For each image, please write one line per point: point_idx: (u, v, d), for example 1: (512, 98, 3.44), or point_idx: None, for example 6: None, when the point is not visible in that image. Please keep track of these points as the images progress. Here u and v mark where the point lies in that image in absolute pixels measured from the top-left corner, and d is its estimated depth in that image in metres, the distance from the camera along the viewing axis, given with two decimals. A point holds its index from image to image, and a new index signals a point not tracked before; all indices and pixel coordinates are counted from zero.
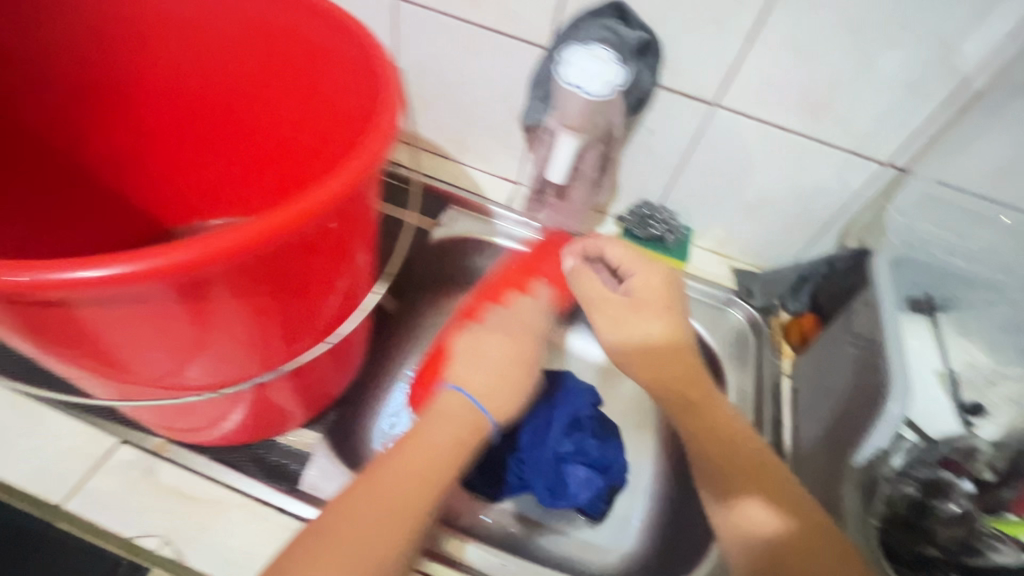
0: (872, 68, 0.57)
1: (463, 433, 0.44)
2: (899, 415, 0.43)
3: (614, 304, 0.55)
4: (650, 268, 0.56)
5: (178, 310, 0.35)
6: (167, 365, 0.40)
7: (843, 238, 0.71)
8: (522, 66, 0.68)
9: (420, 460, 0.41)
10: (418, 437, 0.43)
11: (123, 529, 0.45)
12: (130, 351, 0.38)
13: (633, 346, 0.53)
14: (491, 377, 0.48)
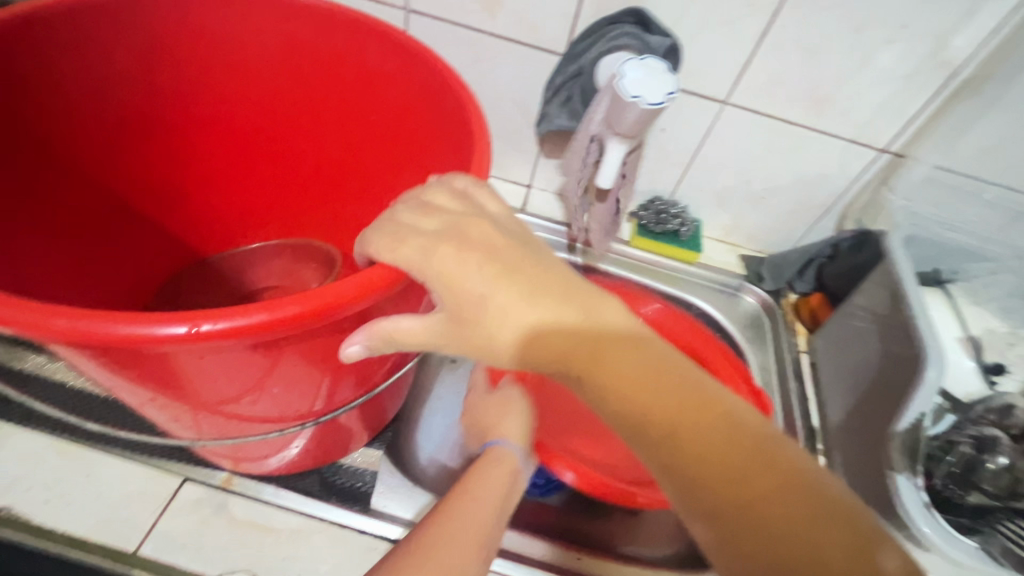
0: (872, 63, 0.61)
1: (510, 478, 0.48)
2: (939, 379, 0.47)
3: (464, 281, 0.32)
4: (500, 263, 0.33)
5: (269, 357, 0.33)
6: (247, 406, 0.38)
7: (842, 220, 0.76)
8: (537, 73, 0.70)
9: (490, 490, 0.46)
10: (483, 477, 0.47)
11: (206, 568, 0.44)
12: (214, 396, 0.36)
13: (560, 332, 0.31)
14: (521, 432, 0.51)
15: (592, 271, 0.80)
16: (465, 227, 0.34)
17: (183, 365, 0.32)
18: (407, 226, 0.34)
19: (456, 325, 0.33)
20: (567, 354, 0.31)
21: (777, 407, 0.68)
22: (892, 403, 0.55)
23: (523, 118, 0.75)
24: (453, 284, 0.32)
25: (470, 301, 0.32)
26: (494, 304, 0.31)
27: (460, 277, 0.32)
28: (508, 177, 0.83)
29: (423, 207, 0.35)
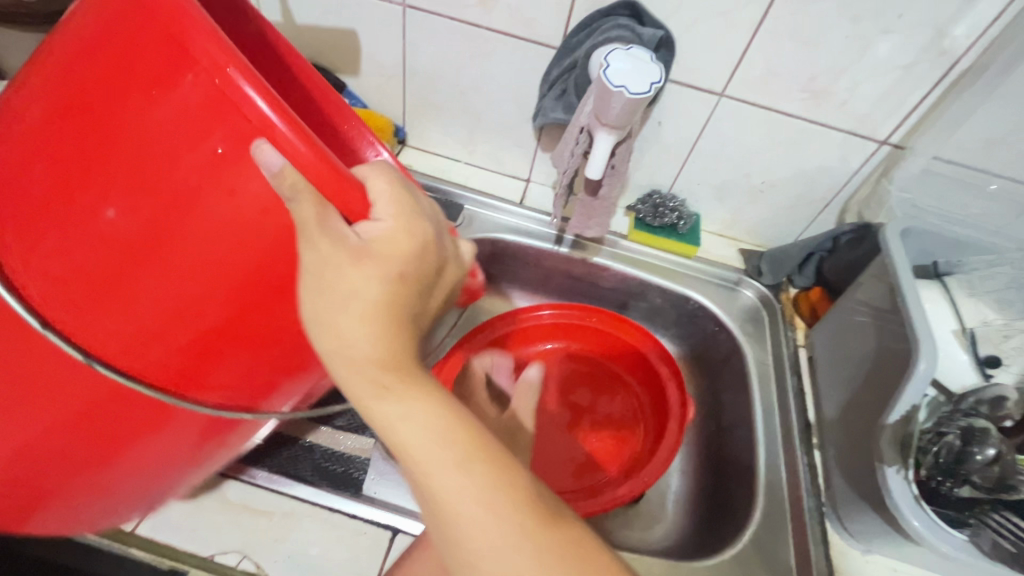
0: (870, 52, 0.61)
1: None
2: (929, 372, 0.48)
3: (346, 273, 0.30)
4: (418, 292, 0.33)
5: (220, 220, 0.30)
6: (127, 288, 0.32)
7: (843, 214, 0.76)
8: (533, 66, 0.70)
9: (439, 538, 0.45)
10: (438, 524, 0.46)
11: (200, 548, 0.45)
12: (99, 231, 0.31)
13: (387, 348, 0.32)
14: None
15: (589, 265, 0.81)
16: (409, 222, 0.31)
17: (160, 130, 0.29)
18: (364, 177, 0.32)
19: (316, 292, 0.31)
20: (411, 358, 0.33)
21: (772, 402, 0.68)
22: (885, 395, 0.54)
23: (521, 111, 0.76)
24: (380, 261, 0.30)
25: (353, 296, 0.30)
26: (349, 327, 0.31)
27: (388, 262, 0.30)
28: (507, 172, 0.84)
29: (388, 181, 0.32)
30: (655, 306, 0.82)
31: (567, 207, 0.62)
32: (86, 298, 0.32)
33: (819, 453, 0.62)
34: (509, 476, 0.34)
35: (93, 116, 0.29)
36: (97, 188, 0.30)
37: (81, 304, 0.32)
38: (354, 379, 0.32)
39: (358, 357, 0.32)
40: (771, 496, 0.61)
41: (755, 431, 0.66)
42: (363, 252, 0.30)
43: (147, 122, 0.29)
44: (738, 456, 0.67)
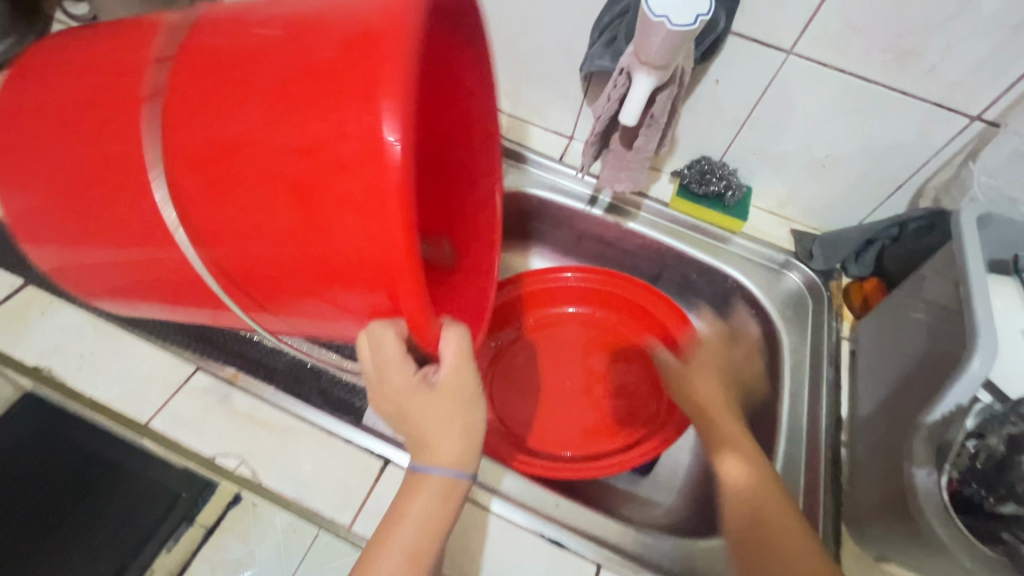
0: (972, 8, 0.53)
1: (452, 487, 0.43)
2: (983, 372, 0.42)
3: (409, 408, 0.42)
4: (445, 395, 0.42)
5: (304, 191, 0.34)
6: (220, 192, 0.36)
7: (916, 198, 0.68)
8: (585, 10, 0.66)
9: (427, 509, 0.43)
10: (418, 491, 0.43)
11: (204, 449, 0.48)
12: (231, 138, 0.35)
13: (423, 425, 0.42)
14: (456, 447, 0.43)
15: (624, 231, 0.77)
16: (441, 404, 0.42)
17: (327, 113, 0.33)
18: (387, 381, 0.41)
19: (392, 399, 0.42)
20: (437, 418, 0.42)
21: (803, 393, 0.63)
22: (928, 393, 0.49)
23: (568, 61, 0.72)
24: (432, 441, 0.42)
25: (437, 413, 0.42)
26: (444, 450, 0.42)
27: (449, 447, 0.42)
28: (549, 126, 0.81)
29: (386, 338, 0.40)
30: (689, 280, 0.78)
31: (600, 159, 0.59)
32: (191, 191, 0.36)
33: (847, 451, 0.57)
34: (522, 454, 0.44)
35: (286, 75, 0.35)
36: (237, 112, 0.35)
37: (185, 151, 0.36)
38: (430, 449, 0.42)
39: (437, 456, 0.42)
40: (786, 489, 0.57)
41: (778, 421, 0.62)
42: (421, 435, 0.43)
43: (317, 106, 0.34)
44: (756, 446, 0.63)
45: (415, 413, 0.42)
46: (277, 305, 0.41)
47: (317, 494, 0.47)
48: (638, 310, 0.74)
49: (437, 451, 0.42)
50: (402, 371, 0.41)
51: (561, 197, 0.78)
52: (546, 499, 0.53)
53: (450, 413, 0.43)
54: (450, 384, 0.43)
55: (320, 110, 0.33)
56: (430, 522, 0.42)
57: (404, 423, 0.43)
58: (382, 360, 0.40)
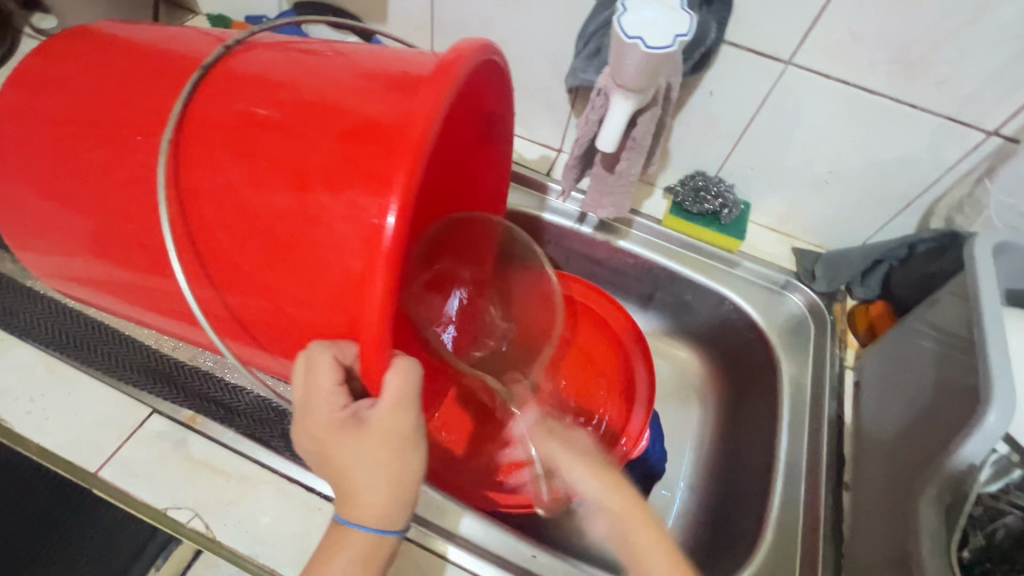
0: (988, 14, 0.48)
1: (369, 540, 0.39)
2: (999, 429, 0.38)
3: (334, 443, 0.38)
4: (370, 438, 0.38)
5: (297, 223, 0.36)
6: (216, 207, 0.37)
7: (926, 217, 0.64)
8: (569, 18, 0.62)
9: (345, 565, 0.39)
10: (335, 544, 0.39)
11: (155, 500, 0.45)
12: (242, 160, 0.36)
13: (342, 463, 0.39)
14: (378, 494, 0.39)
15: (615, 251, 0.73)
16: (372, 446, 0.38)
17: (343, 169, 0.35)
18: (319, 410, 0.38)
19: (317, 432, 0.39)
20: (353, 460, 0.38)
21: (803, 429, 0.59)
22: (936, 440, 0.45)
23: (554, 71, 0.68)
24: (355, 482, 0.39)
25: (359, 452, 0.38)
26: (364, 494, 0.39)
27: (372, 490, 0.39)
28: (536, 139, 0.77)
29: (325, 369, 0.37)
30: (685, 303, 0.73)
31: (582, 181, 0.55)
32: (193, 196, 0.37)
33: (848, 497, 0.53)
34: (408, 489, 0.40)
35: (311, 119, 0.36)
36: (254, 139, 0.36)
37: (220, 138, 0.37)
38: (348, 486, 0.39)
39: (358, 498, 0.39)
40: (782, 536, 0.53)
41: (776, 457, 0.58)
42: (342, 475, 0.39)
43: (330, 155, 0.36)
44: (751, 484, 0.59)
45: (338, 451, 0.38)
46: (242, 319, 0.41)
47: (273, 549, 0.44)
48: (602, 323, 0.70)
49: (357, 495, 0.39)
50: (329, 398, 0.38)
51: (547, 214, 0.74)
52: (522, 550, 0.50)
53: (376, 458, 0.38)
54: (383, 425, 0.38)
55: (356, 144, 0.35)
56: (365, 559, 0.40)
57: (323, 460, 0.40)
58: (315, 386, 0.38)
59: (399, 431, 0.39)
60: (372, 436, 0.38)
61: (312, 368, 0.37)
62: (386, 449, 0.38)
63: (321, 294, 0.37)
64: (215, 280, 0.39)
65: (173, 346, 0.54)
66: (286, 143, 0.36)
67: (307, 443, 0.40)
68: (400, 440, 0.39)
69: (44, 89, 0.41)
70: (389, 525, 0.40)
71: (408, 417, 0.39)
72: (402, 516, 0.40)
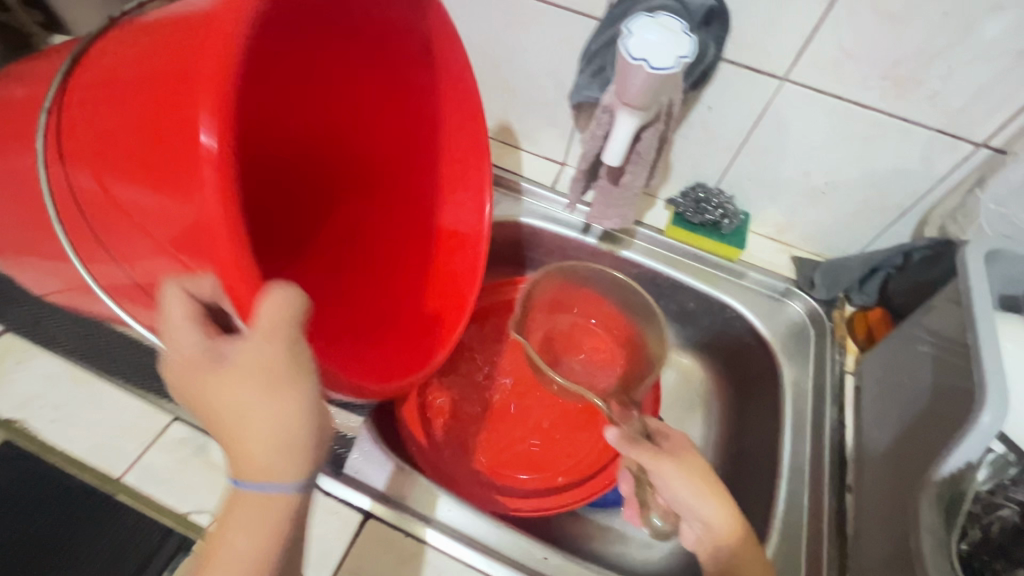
0: (974, 33, 0.51)
1: (261, 499, 0.34)
2: (994, 427, 0.40)
3: (197, 390, 0.33)
4: (230, 375, 0.32)
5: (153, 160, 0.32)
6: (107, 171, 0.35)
7: (921, 226, 0.66)
8: (573, 39, 0.65)
9: (238, 535, 0.34)
10: (228, 511, 0.34)
11: (178, 504, 0.47)
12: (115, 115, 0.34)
13: (213, 413, 0.33)
14: (261, 446, 0.33)
15: (619, 260, 0.75)
16: (238, 387, 0.32)
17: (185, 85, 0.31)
18: (182, 355, 0.34)
19: (184, 383, 0.34)
20: (220, 406, 0.33)
21: (806, 432, 0.60)
22: (935, 440, 0.46)
23: (557, 88, 0.71)
24: (230, 433, 0.33)
25: (224, 395, 0.32)
26: (246, 446, 0.33)
27: (248, 439, 0.33)
28: (541, 153, 0.79)
29: (181, 308, 0.34)
30: (689, 312, 0.75)
31: (588, 192, 0.57)
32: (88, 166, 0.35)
33: (852, 498, 0.55)
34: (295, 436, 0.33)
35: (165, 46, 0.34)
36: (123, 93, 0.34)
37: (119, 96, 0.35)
38: (226, 439, 0.34)
39: (238, 450, 0.33)
40: (788, 536, 0.54)
41: (780, 458, 0.59)
42: (218, 425, 0.34)
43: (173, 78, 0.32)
44: (756, 487, 0.61)
45: (205, 399, 0.33)
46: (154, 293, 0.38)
47: None
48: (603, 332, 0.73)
49: (240, 450, 0.33)
50: (186, 339, 0.33)
51: (553, 225, 0.76)
52: (534, 553, 0.51)
53: (247, 402, 0.32)
54: (252, 361, 0.32)
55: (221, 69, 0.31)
56: (257, 528, 0.34)
57: (201, 416, 0.35)
58: (171, 327, 0.34)
59: (267, 367, 0.32)
60: (235, 375, 0.32)
61: (173, 309, 0.34)
62: (253, 387, 0.32)
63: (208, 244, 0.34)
64: (111, 250, 0.38)
65: None
66: (162, 85, 0.32)
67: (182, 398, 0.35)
68: (267, 375, 0.32)
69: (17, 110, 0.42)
70: (285, 481, 0.34)
71: (275, 348, 0.32)
72: (294, 469, 0.34)
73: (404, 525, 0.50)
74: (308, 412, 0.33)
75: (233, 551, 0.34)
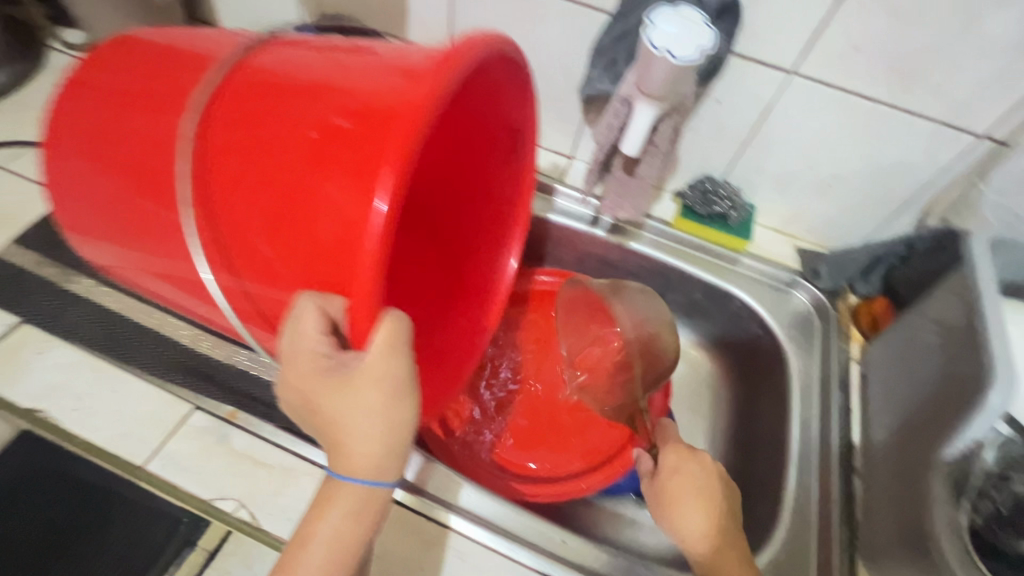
0: (978, 27, 0.52)
1: (361, 501, 0.39)
2: (1002, 407, 0.41)
3: (319, 394, 0.37)
4: (356, 391, 0.37)
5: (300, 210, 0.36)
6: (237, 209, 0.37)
7: (923, 216, 0.67)
8: (584, 33, 0.65)
9: (340, 530, 0.39)
10: (328, 502, 0.39)
11: (202, 491, 0.47)
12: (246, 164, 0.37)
13: (331, 417, 0.38)
14: (369, 449, 0.38)
15: (627, 253, 0.76)
16: (361, 396, 0.37)
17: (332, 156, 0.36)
18: (307, 362, 0.37)
19: (307, 384, 0.37)
20: (336, 410, 0.37)
21: (813, 418, 0.62)
22: (943, 422, 0.48)
23: (567, 81, 0.71)
24: (344, 434, 0.38)
25: (349, 403, 0.37)
26: (356, 448, 0.38)
27: (364, 445, 0.38)
28: (549, 146, 0.80)
29: (309, 319, 0.36)
30: (696, 303, 0.76)
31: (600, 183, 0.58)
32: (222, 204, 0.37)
33: (860, 481, 0.56)
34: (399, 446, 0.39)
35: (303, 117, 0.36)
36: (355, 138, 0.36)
37: (239, 113, 0.37)
38: (337, 439, 0.38)
39: (348, 453, 0.38)
40: (799, 519, 0.55)
41: (789, 444, 0.61)
42: (332, 426, 0.38)
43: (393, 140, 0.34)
44: (766, 472, 0.62)
45: (327, 402, 0.37)
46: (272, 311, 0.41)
47: None
48: None
49: (348, 453, 0.38)
50: (310, 350, 0.36)
51: (562, 217, 0.77)
52: (552, 536, 0.52)
53: (365, 412, 0.37)
54: (370, 373, 0.36)
55: (364, 132, 0.36)
56: (358, 519, 0.39)
57: (313, 413, 0.39)
58: (297, 333, 0.36)
59: (389, 384, 0.37)
60: (361, 391, 0.37)
61: (300, 319, 0.36)
62: (376, 399, 0.37)
63: (312, 268, 0.38)
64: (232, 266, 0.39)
65: (207, 343, 0.56)
66: (317, 145, 0.36)
67: (293, 396, 0.39)
68: (388, 389, 0.37)
69: (83, 105, 0.39)
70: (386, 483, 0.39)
71: (398, 370, 0.37)
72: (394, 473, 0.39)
73: (423, 509, 0.51)
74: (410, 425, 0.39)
75: (331, 546, 0.39)
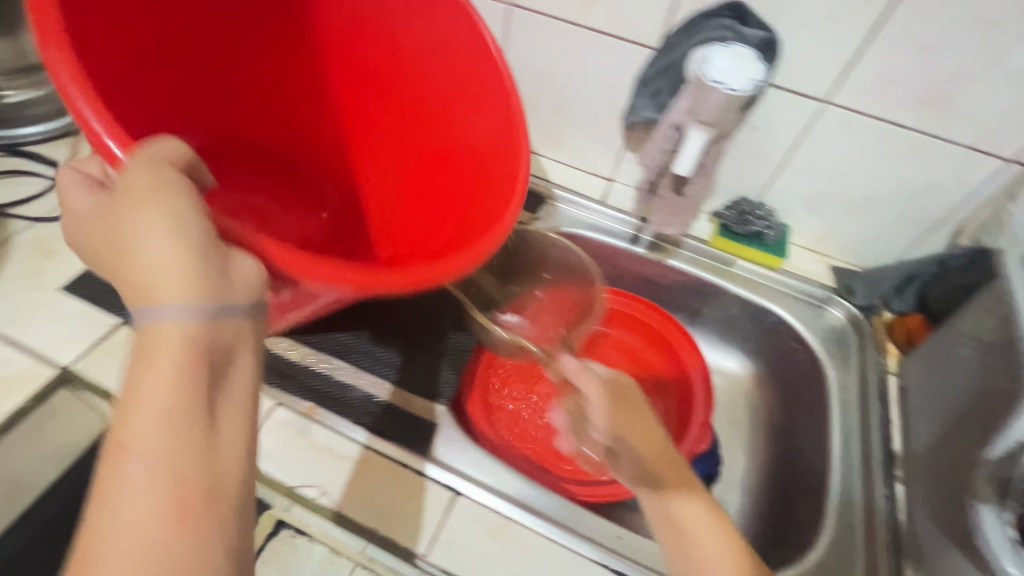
0: (1001, 60, 0.56)
1: (181, 349, 0.28)
2: None
3: (93, 231, 0.32)
4: (117, 195, 0.31)
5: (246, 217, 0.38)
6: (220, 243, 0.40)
7: (954, 237, 0.70)
8: (628, 66, 0.71)
9: (148, 401, 0.27)
10: (130, 398, 0.27)
11: (288, 478, 0.52)
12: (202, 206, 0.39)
13: (108, 253, 0.31)
14: (153, 260, 0.29)
15: (666, 269, 0.80)
16: (122, 205, 0.30)
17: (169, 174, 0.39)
18: (76, 211, 0.33)
19: (92, 234, 0.32)
20: (107, 245, 0.31)
21: (854, 426, 0.64)
22: (985, 426, 0.50)
23: (611, 111, 0.77)
24: (126, 270, 0.30)
25: (105, 216, 0.31)
26: (146, 279, 0.29)
27: (150, 265, 0.29)
28: (590, 170, 0.85)
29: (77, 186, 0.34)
30: (732, 319, 0.80)
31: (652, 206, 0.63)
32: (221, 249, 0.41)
33: (903, 487, 0.58)
34: (183, 266, 0.29)
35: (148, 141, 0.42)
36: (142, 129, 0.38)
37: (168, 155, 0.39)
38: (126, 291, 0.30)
39: (136, 282, 0.29)
40: (843, 524, 0.57)
41: (829, 451, 0.63)
42: (121, 271, 0.30)
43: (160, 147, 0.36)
44: (808, 480, 0.64)
45: (95, 231, 0.32)
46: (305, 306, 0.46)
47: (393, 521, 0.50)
48: (654, 333, 0.77)
49: (138, 286, 0.29)
50: (72, 198, 0.34)
51: (603, 236, 0.82)
52: (609, 531, 0.55)
53: (135, 211, 0.30)
54: (123, 185, 0.31)
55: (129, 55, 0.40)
56: (151, 386, 0.27)
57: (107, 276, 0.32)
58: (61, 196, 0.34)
59: (150, 181, 0.30)
60: (127, 187, 0.30)
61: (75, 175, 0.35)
62: (137, 199, 0.30)
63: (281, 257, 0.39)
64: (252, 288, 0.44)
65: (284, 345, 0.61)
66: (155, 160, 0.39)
67: (91, 260, 0.33)
68: (143, 187, 0.30)
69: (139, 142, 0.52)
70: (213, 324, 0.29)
71: (150, 167, 0.31)
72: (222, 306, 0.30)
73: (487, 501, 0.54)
74: (190, 239, 0.29)
75: (152, 423, 0.27)
